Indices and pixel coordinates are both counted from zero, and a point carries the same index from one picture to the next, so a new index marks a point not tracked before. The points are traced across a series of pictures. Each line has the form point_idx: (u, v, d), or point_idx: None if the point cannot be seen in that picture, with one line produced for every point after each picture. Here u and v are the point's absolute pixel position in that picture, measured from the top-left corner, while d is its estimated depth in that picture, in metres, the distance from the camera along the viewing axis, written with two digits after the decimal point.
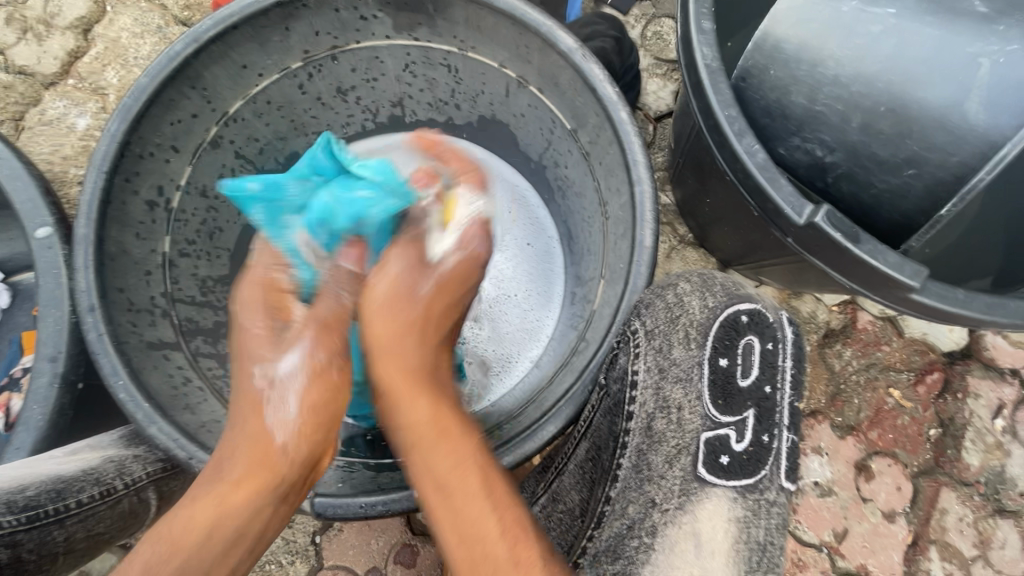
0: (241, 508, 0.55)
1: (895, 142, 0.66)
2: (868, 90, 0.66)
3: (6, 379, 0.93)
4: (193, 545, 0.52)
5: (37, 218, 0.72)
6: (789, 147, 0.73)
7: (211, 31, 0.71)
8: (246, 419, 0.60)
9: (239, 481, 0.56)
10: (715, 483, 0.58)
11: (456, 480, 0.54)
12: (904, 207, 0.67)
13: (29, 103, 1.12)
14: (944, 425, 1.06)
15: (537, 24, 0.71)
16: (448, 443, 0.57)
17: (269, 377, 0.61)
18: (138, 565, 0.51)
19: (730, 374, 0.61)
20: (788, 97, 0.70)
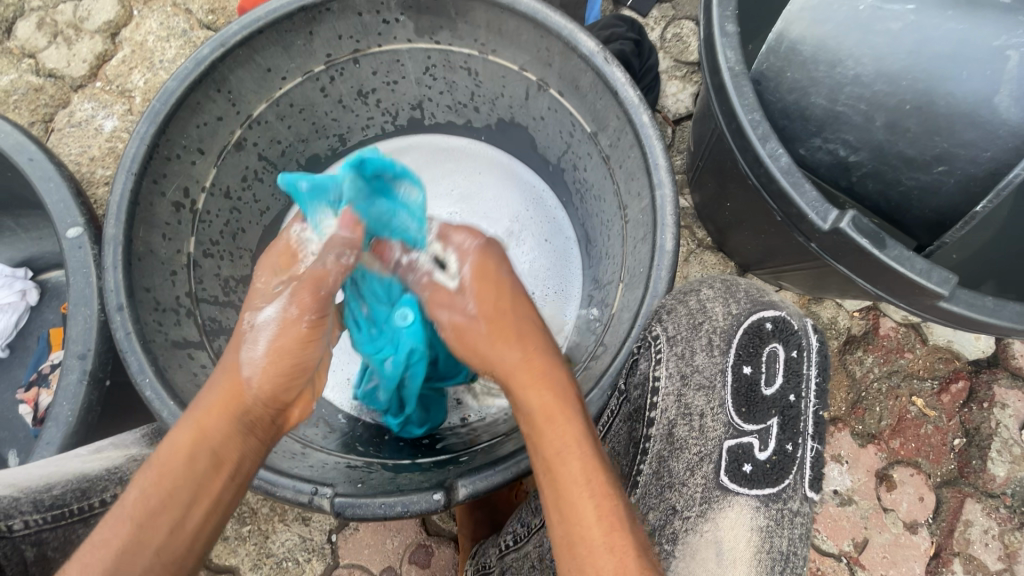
0: (215, 433, 0.56)
1: (923, 140, 0.64)
2: (892, 88, 0.64)
3: (34, 374, 0.95)
4: (176, 471, 0.54)
5: (68, 218, 0.74)
6: (811, 148, 0.72)
7: (237, 36, 0.72)
8: (227, 359, 0.61)
9: (210, 410, 0.57)
10: (737, 491, 0.58)
11: (570, 468, 0.52)
12: (934, 202, 0.66)
13: (58, 106, 1.15)
14: (968, 435, 1.04)
15: (558, 28, 0.71)
16: (563, 422, 0.55)
17: (251, 322, 0.61)
18: (130, 495, 0.53)
19: (754, 381, 0.61)
20: (807, 98, 0.69)
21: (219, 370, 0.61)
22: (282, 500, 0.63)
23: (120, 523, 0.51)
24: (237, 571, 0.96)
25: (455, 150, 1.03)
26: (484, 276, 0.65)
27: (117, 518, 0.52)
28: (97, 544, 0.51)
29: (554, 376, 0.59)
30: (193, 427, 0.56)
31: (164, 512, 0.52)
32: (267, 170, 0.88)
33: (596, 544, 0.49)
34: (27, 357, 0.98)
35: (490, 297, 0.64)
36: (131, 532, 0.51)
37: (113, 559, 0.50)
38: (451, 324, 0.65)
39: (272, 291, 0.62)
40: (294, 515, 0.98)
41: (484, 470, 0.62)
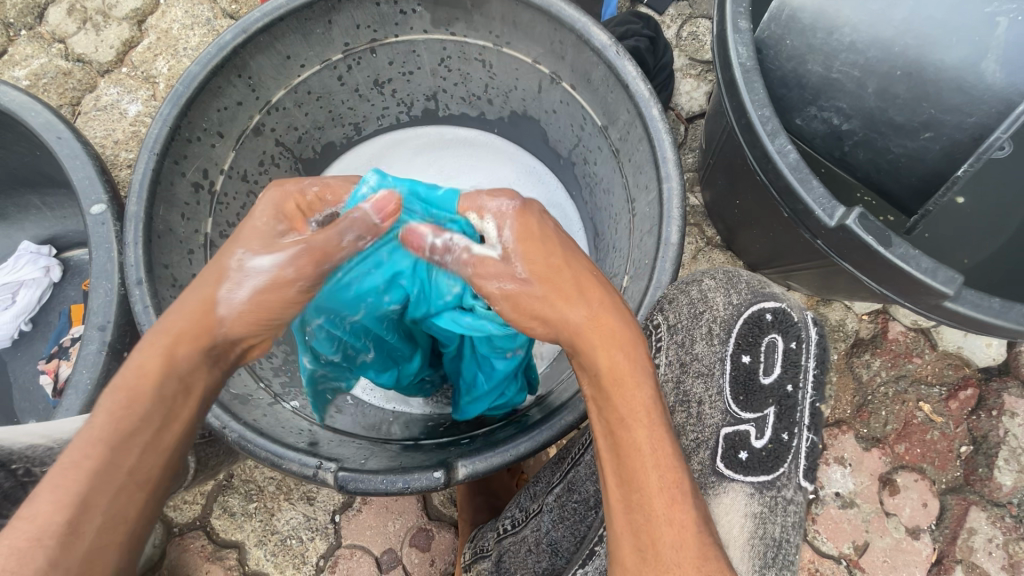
0: (188, 353, 0.52)
1: (912, 106, 0.67)
2: (884, 55, 0.66)
3: (56, 347, 0.99)
4: (136, 404, 0.49)
5: (92, 195, 0.76)
6: (807, 117, 0.75)
7: (259, 23, 0.74)
8: (199, 283, 0.54)
9: (186, 338, 0.52)
10: (731, 478, 0.58)
11: (642, 434, 0.48)
12: (921, 170, 0.70)
13: (85, 90, 1.18)
14: (976, 443, 1.03)
15: (572, 21, 0.72)
16: (631, 387, 0.50)
17: (241, 264, 0.54)
18: (90, 428, 0.47)
19: (752, 371, 0.61)
20: (804, 66, 0.72)
21: (187, 289, 0.54)
22: (288, 472, 0.64)
23: (93, 461, 0.46)
24: (242, 546, 0.98)
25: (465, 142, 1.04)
26: (530, 237, 0.55)
27: (73, 448, 0.47)
28: (58, 473, 0.45)
29: (612, 361, 0.51)
30: (148, 354, 0.50)
31: (137, 430, 0.48)
32: (283, 156, 0.90)
33: (658, 517, 0.46)
34: (49, 331, 1.02)
35: (553, 257, 0.55)
36: (100, 474, 0.46)
37: (83, 497, 0.45)
38: (504, 296, 0.55)
39: (271, 235, 0.56)
40: (299, 494, 1.00)
41: (485, 451, 0.64)
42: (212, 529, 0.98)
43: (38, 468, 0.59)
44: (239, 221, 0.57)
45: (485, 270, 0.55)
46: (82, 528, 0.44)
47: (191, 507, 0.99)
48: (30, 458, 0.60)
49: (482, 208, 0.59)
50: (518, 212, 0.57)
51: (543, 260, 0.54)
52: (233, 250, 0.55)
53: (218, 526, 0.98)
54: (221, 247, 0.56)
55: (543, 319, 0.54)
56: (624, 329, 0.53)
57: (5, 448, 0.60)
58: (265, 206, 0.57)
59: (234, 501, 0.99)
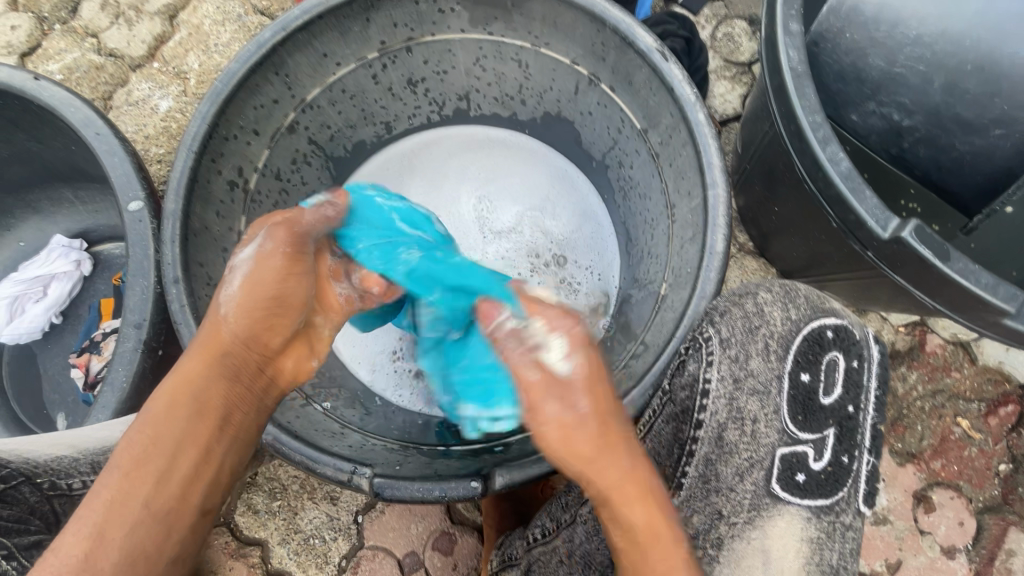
0: (198, 378, 0.55)
1: (983, 102, 0.66)
2: (955, 49, 0.65)
3: (86, 341, 0.99)
4: (149, 448, 0.50)
5: (130, 191, 0.76)
6: (864, 113, 0.73)
7: (299, 20, 0.73)
8: (205, 328, 0.57)
9: (200, 375, 0.55)
10: (789, 500, 0.57)
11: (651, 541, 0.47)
12: (988, 167, 0.70)
13: (117, 84, 1.19)
14: (1015, 461, 1.00)
15: (616, 22, 0.70)
16: (632, 496, 0.48)
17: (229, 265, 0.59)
18: (107, 477, 0.49)
19: (812, 390, 0.60)
20: (864, 60, 0.69)
21: (196, 339, 0.57)
22: (322, 477, 0.64)
23: (109, 506, 0.47)
24: (265, 544, 0.98)
25: (494, 142, 1.02)
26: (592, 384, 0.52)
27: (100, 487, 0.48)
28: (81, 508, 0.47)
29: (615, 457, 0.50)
30: (162, 403, 0.52)
31: (149, 463, 0.50)
32: (315, 154, 0.90)
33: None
34: (79, 325, 1.03)
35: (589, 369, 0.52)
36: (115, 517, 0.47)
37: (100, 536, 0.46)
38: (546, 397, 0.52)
39: (264, 258, 0.59)
40: (322, 494, 1.00)
41: (521, 461, 0.63)
42: (236, 526, 0.98)
43: (63, 481, 0.61)
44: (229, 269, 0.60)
45: (537, 375, 0.52)
46: (101, 558, 0.45)
47: None
48: (56, 470, 0.60)
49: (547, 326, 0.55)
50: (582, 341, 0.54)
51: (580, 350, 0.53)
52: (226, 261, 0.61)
53: (242, 523, 0.98)
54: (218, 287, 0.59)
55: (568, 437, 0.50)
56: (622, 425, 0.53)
57: (29, 459, 0.60)
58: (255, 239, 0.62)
59: (258, 499, 0.99)
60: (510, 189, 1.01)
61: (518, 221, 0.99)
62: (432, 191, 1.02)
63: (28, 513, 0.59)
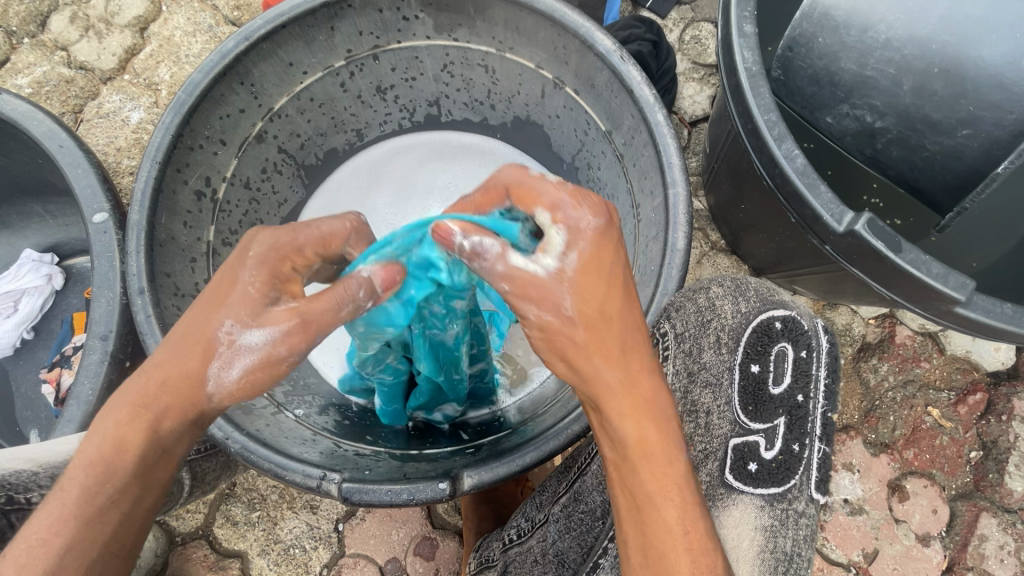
0: (129, 422, 0.51)
1: (949, 103, 0.66)
2: (921, 52, 0.65)
3: (58, 356, 0.98)
4: (113, 462, 0.50)
5: (95, 204, 0.76)
6: (838, 115, 0.75)
7: (262, 30, 0.74)
8: (185, 351, 0.53)
9: (173, 408, 0.52)
10: (741, 490, 0.58)
11: (657, 458, 0.48)
12: (957, 167, 0.69)
13: (88, 97, 1.18)
14: (986, 448, 1.02)
15: (575, 26, 0.72)
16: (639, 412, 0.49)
17: (231, 336, 0.52)
18: (64, 491, 0.49)
19: (761, 381, 0.61)
20: (836, 64, 0.71)
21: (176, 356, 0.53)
22: (291, 484, 0.64)
23: (65, 521, 0.48)
24: (245, 556, 0.97)
25: (466, 147, 1.03)
26: (592, 270, 0.50)
27: (49, 517, 0.48)
28: (34, 540, 0.47)
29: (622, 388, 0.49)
30: (127, 422, 0.51)
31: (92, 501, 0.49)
32: (286, 163, 0.90)
33: (681, 554, 0.46)
34: (51, 339, 1.02)
35: (593, 296, 0.49)
36: (75, 536, 0.48)
37: (58, 555, 0.47)
38: (538, 326, 0.50)
39: (259, 303, 0.52)
40: (302, 503, 0.99)
41: (490, 461, 0.63)
42: (215, 538, 0.97)
43: (21, 494, 0.60)
44: (225, 278, 0.54)
45: (522, 291, 0.50)
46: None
47: (194, 516, 0.98)
48: (15, 484, 0.60)
49: (558, 209, 0.51)
50: (596, 232, 0.50)
51: (582, 271, 0.49)
52: (220, 319, 0.52)
53: (221, 535, 0.98)
54: (206, 310, 0.53)
55: (572, 367, 0.50)
56: (628, 346, 0.50)
57: None
58: (255, 266, 0.53)
59: (237, 510, 0.98)
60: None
61: None
62: (399, 201, 1.01)
63: None
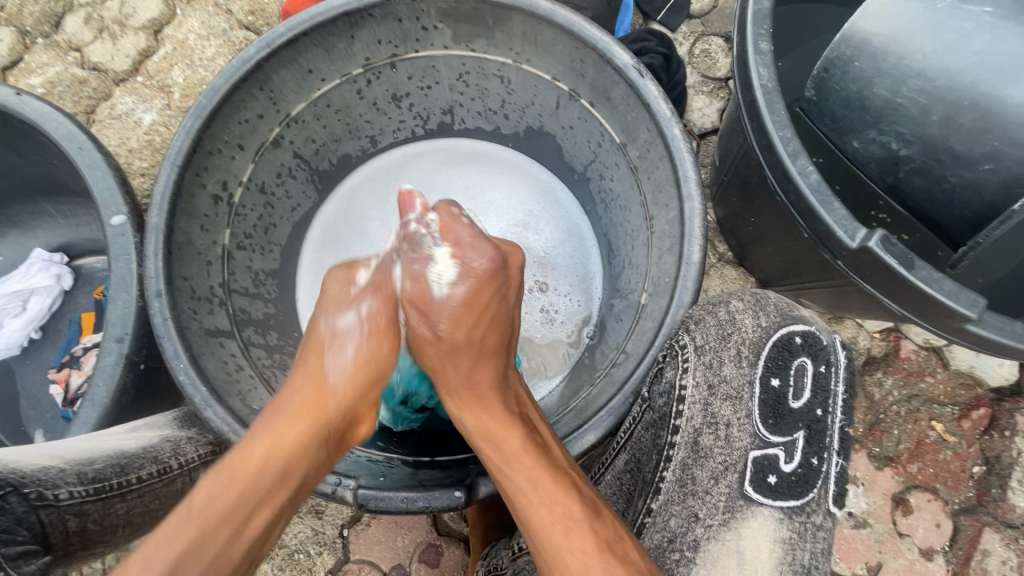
0: (290, 444, 0.58)
1: (975, 137, 0.66)
2: (953, 84, 0.66)
3: (67, 356, 0.98)
4: (262, 470, 0.56)
5: (113, 206, 0.76)
6: (865, 140, 0.75)
7: (283, 37, 0.75)
8: (305, 375, 0.62)
9: (291, 420, 0.59)
10: (760, 501, 0.61)
11: (525, 474, 0.59)
12: (976, 202, 0.69)
13: (100, 98, 1.19)
14: (989, 463, 1.02)
15: (594, 40, 0.73)
16: (508, 434, 0.62)
17: (332, 333, 0.64)
18: (199, 500, 0.55)
19: (781, 394, 0.63)
20: (869, 88, 0.72)
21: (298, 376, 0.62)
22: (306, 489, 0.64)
23: (188, 520, 0.53)
24: None
25: (478, 154, 1.03)
26: (472, 307, 0.63)
27: (193, 518, 0.53)
28: (174, 545, 0.52)
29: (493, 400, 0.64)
30: (276, 437, 0.58)
31: (233, 512, 0.54)
32: (300, 168, 0.91)
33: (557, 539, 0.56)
34: (58, 339, 1.01)
35: (465, 326, 0.63)
36: (217, 537, 0.53)
37: (202, 556, 0.52)
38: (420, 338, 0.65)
39: (345, 303, 0.65)
40: (307, 508, 0.99)
41: None
42: None
43: (50, 491, 0.57)
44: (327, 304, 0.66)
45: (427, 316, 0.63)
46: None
47: None
48: (43, 480, 0.57)
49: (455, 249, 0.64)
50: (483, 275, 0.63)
51: (465, 305, 0.63)
52: (323, 327, 0.64)
53: None
54: (320, 338, 0.64)
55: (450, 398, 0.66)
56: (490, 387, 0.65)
57: (16, 470, 0.57)
58: (359, 287, 0.65)
59: None
60: (492, 203, 1.02)
61: (502, 238, 1.00)
62: None
63: (15, 523, 0.54)
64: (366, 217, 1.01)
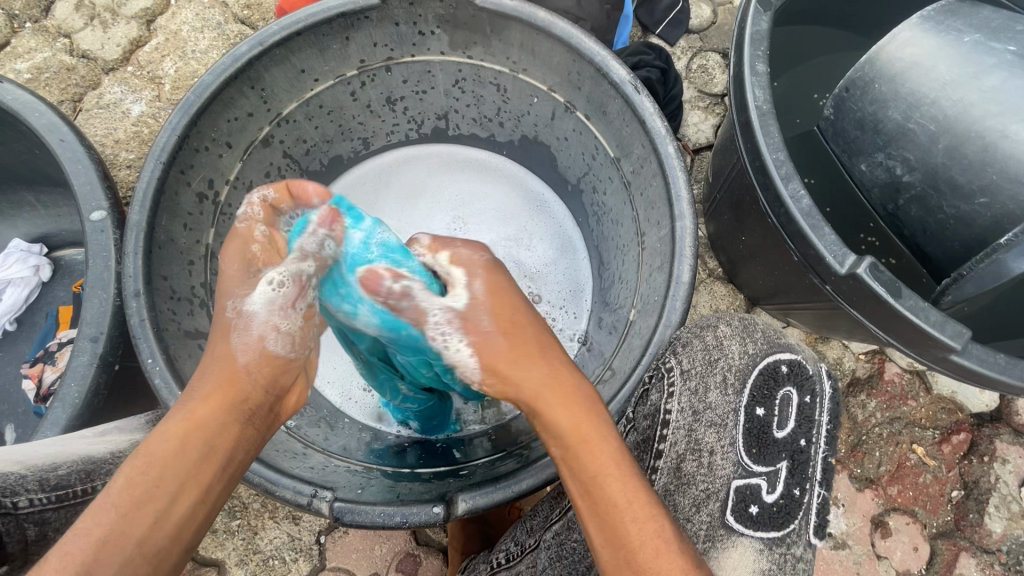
0: (211, 422, 0.55)
1: (976, 169, 0.67)
2: (961, 115, 0.68)
3: (41, 351, 0.95)
4: (186, 447, 0.52)
5: (93, 201, 0.74)
6: (872, 163, 0.75)
7: (276, 36, 0.73)
8: (220, 353, 0.60)
9: (207, 397, 0.56)
10: (741, 533, 0.59)
11: (623, 496, 0.50)
12: (967, 234, 0.69)
13: (88, 87, 1.16)
14: (967, 488, 1.03)
15: (591, 53, 0.72)
16: (597, 442, 0.53)
17: (236, 311, 0.63)
18: (113, 487, 0.49)
19: (766, 424, 0.63)
20: (883, 111, 0.73)
21: (203, 363, 0.60)
22: (280, 500, 0.63)
23: (101, 510, 0.48)
24: (222, 565, 0.95)
25: (472, 161, 1.02)
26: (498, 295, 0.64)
27: (109, 503, 0.48)
28: (81, 537, 0.46)
29: (575, 406, 0.56)
30: (197, 419, 0.54)
31: (153, 500, 0.49)
32: (290, 168, 0.89)
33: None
34: (34, 332, 0.99)
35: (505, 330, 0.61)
36: (145, 521, 0.48)
37: (125, 544, 0.47)
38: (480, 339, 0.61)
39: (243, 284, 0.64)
40: (284, 513, 0.97)
41: (485, 485, 0.63)
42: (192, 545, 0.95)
43: (7, 499, 0.54)
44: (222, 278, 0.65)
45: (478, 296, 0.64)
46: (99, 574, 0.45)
47: None
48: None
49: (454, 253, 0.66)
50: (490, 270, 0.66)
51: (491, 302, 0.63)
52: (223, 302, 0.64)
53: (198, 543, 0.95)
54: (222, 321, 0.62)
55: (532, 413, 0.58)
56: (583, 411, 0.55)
57: None
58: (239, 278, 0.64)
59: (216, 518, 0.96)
60: (484, 212, 1.01)
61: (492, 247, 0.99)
62: (407, 209, 1.01)
63: None
64: None
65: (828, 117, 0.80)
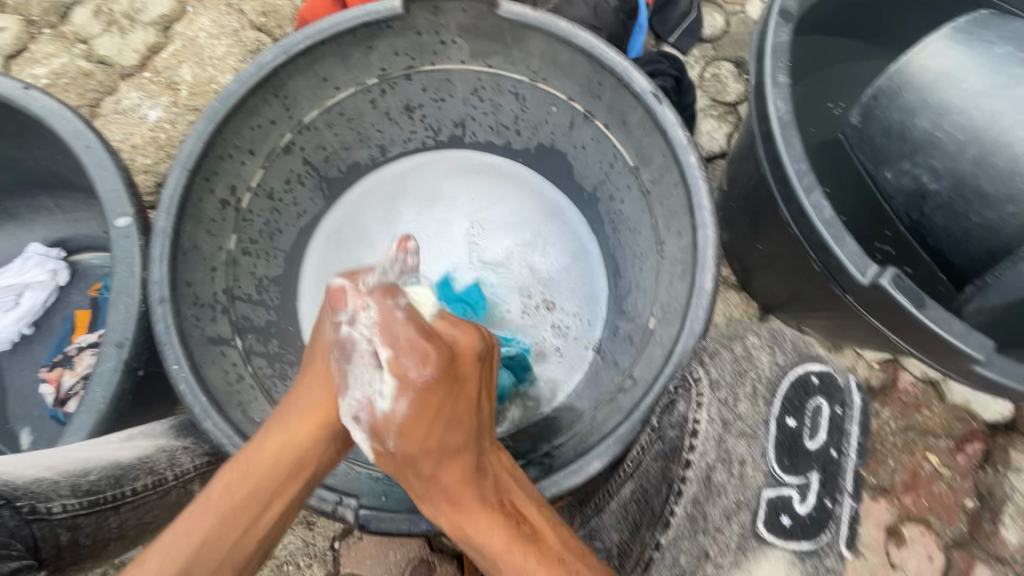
0: (302, 443, 0.58)
1: (1004, 178, 0.67)
2: (990, 124, 0.68)
3: (59, 355, 0.96)
4: (281, 464, 0.57)
5: (118, 208, 0.75)
6: (898, 171, 0.76)
7: (301, 45, 0.74)
8: (314, 383, 0.60)
9: (302, 417, 0.59)
10: (773, 543, 0.60)
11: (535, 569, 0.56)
12: (993, 242, 0.69)
13: (106, 92, 1.17)
14: (981, 498, 1.03)
15: (613, 63, 0.73)
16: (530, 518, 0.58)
17: (347, 340, 0.62)
18: (213, 489, 0.55)
19: (797, 435, 0.64)
20: (911, 120, 0.73)
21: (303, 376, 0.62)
22: (309, 507, 0.63)
23: (205, 513, 0.53)
24: None
25: (487, 168, 1.03)
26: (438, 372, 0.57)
27: (209, 508, 0.54)
28: (179, 538, 0.53)
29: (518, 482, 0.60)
30: (293, 435, 0.58)
31: (249, 508, 0.55)
32: (309, 175, 0.90)
33: None
34: (50, 336, 1.00)
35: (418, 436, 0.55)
36: (241, 524, 0.54)
37: (218, 546, 0.53)
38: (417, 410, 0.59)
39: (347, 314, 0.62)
40: (299, 518, 0.97)
41: None
42: None
43: (43, 504, 0.57)
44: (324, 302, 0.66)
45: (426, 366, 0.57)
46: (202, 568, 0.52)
47: None
48: (36, 493, 0.57)
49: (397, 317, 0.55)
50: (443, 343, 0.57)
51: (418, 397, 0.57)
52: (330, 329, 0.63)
53: None
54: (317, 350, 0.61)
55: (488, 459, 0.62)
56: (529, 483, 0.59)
57: (10, 482, 0.57)
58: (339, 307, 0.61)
59: None
60: (500, 218, 1.01)
61: (508, 253, 0.99)
62: (423, 216, 1.01)
63: (7, 537, 0.55)
64: (372, 226, 0.99)
65: (854, 124, 0.80)
